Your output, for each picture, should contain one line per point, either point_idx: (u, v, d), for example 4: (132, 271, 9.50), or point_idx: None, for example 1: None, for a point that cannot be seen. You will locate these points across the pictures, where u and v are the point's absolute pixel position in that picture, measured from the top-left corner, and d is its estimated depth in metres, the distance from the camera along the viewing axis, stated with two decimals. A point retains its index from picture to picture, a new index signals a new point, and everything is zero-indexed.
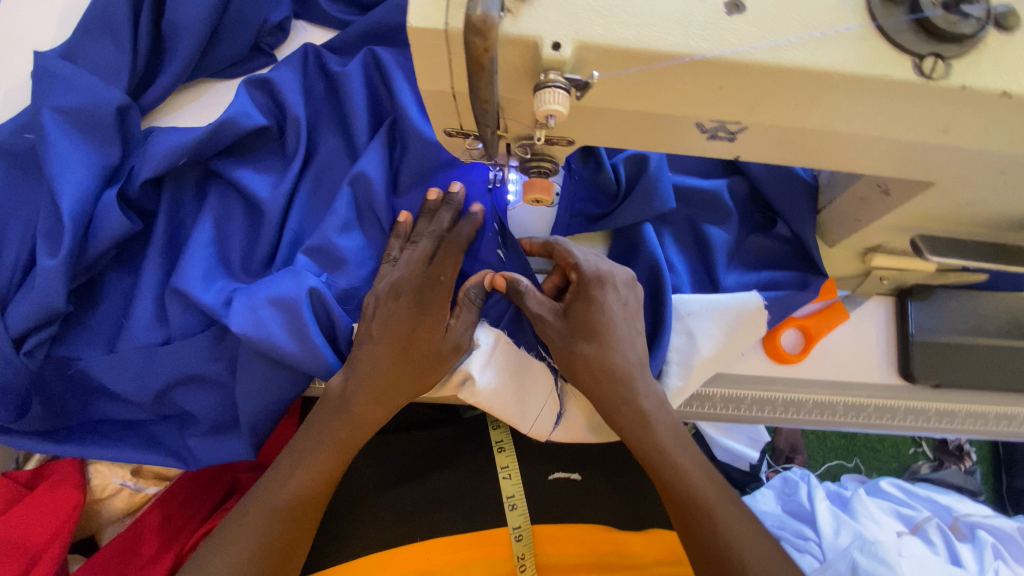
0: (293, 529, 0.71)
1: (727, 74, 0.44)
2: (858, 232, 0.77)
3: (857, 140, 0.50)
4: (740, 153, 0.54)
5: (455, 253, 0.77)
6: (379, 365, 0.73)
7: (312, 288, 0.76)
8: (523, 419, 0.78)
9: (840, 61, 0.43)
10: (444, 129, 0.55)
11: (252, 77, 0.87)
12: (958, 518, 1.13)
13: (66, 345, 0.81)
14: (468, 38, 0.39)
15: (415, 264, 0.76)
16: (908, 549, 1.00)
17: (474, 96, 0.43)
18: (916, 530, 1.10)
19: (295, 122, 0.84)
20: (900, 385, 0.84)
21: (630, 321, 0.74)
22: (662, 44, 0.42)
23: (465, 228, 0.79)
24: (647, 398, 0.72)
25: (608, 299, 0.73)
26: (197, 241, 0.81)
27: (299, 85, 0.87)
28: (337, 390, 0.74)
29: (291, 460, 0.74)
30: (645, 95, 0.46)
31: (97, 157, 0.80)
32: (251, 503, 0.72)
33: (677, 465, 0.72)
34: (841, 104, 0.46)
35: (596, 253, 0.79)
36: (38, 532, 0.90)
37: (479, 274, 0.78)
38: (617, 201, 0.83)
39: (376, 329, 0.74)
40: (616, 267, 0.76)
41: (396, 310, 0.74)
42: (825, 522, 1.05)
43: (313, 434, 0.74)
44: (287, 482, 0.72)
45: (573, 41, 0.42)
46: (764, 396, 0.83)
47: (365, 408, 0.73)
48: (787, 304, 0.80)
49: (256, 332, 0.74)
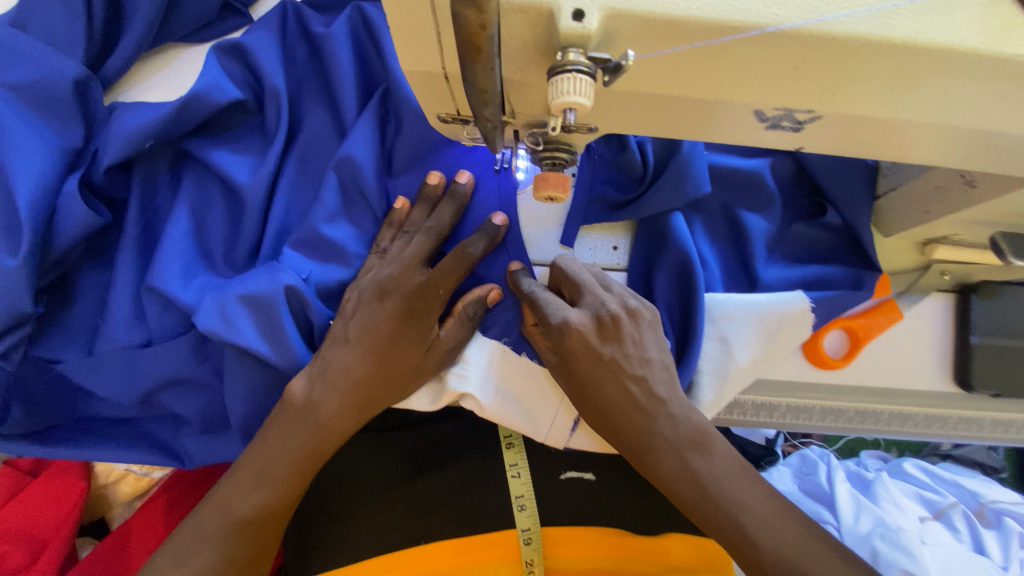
0: (252, 543, 0.65)
1: (807, 51, 0.33)
2: (923, 224, 0.66)
3: (958, 136, 0.40)
4: (803, 146, 0.44)
5: (463, 267, 0.67)
6: (351, 375, 0.66)
7: (290, 286, 0.68)
8: (535, 428, 0.72)
9: (958, 34, 0.33)
10: (437, 114, 0.45)
11: (222, 42, 0.76)
12: (985, 504, 1.02)
13: (42, 345, 0.75)
14: (458, 9, 0.28)
15: (409, 263, 0.68)
16: (931, 537, 0.91)
17: (470, 86, 0.33)
18: (940, 516, 0.99)
19: (275, 96, 0.74)
20: (954, 393, 0.76)
21: (620, 377, 0.63)
22: (720, 12, 0.32)
23: (480, 244, 0.68)
24: (671, 434, 0.63)
25: (589, 367, 0.63)
26: (171, 233, 0.73)
27: (276, 50, 0.76)
28: (299, 397, 0.67)
29: (251, 472, 0.66)
30: (693, 77, 0.35)
31: (57, 139, 0.71)
32: (206, 514, 0.65)
33: (699, 472, 0.62)
34: (948, 89, 0.35)
35: (573, 285, 0.66)
36: (42, 520, 0.87)
37: (486, 287, 0.71)
38: (643, 186, 0.73)
39: (351, 332, 0.67)
40: (582, 317, 0.64)
41: (378, 314, 0.67)
42: (844, 504, 0.95)
43: (272, 443, 0.66)
44: (251, 494, 0.65)
45: (601, 8, 0.32)
46: (800, 404, 0.76)
47: (331, 419, 0.67)
48: (837, 305, 0.71)
49: (223, 332, 0.67)
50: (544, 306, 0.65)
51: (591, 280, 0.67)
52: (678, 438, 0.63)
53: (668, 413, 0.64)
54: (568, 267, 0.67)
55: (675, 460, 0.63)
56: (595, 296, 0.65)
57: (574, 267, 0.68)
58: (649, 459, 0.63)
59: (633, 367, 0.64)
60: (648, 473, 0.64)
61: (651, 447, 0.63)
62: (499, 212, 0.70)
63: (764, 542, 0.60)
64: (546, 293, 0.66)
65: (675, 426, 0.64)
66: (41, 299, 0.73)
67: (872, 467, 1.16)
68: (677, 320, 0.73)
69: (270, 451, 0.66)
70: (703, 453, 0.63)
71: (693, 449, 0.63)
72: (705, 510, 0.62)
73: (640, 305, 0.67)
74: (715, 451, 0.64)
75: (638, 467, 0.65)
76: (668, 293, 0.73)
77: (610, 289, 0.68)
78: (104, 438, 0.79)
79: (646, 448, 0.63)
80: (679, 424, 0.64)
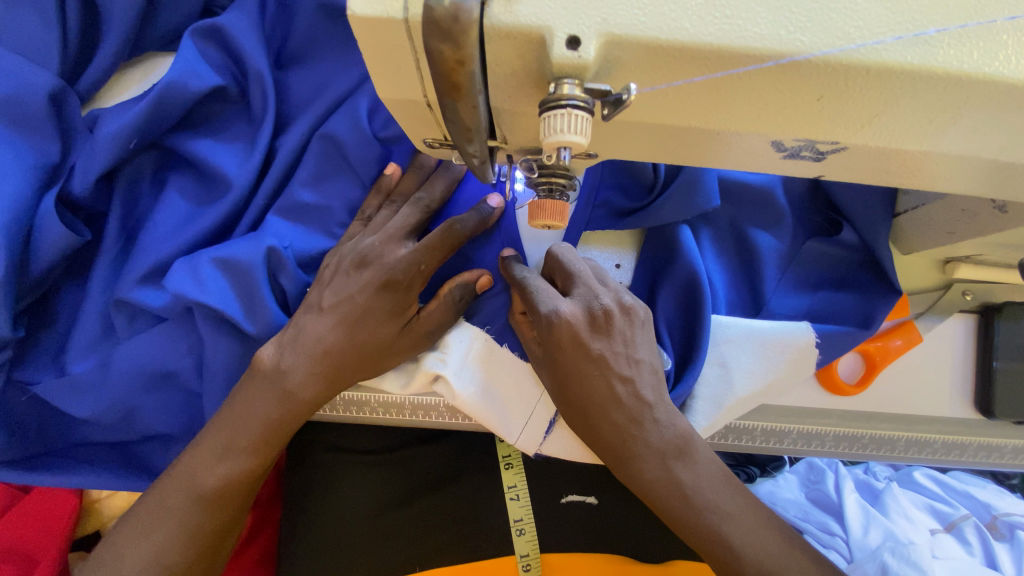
0: (219, 515, 0.62)
1: (833, 81, 0.29)
2: (946, 244, 0.62)
3: (998, 167, 0.36)
4: (822, 174, 0.39)
5: (450, 241, 0.62)
6: (322, 344, 0.62)
7: (270, 248, 0.66)
8: (509, 427, 0.68)
9: (1005, 62, 0.29)
10: (424, 140, 0.41)
11: (195, 25, 0.72)
12: (997, 516, 0.96)
13: (24, 369, 0.71)
14: (431, 44, 0.26)
15: (393, 231, 0.64)
16: (942, 551, 0.87)
17: (452, 122, 0.30)
18: (951, 528, 0.95)
19: (258, 78, 0.71)
20: (974, 418, 0.72)
21: (608, 376, 0.59)
22: (733, 38, 0.28)
23: (471, 220, 0.63)
24: (656, 441, 0.59)
25: (576, 363, 0.58)
26: (153, 237, 0.71)
27: (257, 36, 0.72)
28: (268, 364, 0.63)
29: (216, 440, 0.62)
30: (702, 108, 0.31)
31: (33, 154, 0.68)
32: (171, 484, 0.62)
33: (680, 482, 0.59)
34: (990, 119, 0.31)
35: (569, 274, 0.61)
36: (37, 540, 0.82)
37: (476, 271, 0.67)
38: (653, 193, 0.69)
39: (326, 300, 0.63)
40: (573, 308, 0.59)
41: (356, 282, 0.63)
42: (853, 516, 0.91)
43: (235, 412, 0.63)
44: (215, 465, 0.61)
45: (600, 35, 0.28)
46: (813, 430, 0.70)
47: (299, 388, 0.63)
48: (848, 340, 0.67)
49: (195, 294, 0.64)
50: (536, 295, 0.60)
51: (587, 272, 0.62)
52: (662, 446, 0.59)
53: (654, 418, 0.60)
54: (564, 255, 0.63)
55: (658, 467, 0.59)
56: (588, 289, 0.60)
57: (569, 258, 0.63)
58: (629, 465, 0.60)
59: (622, 367, 0.59)
60: (629, 480, 0.61)
61: (632, 452, 0.59)
62: (496, 195, 0.67)
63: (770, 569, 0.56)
64: (538, 282, 0.61)
65: (660, 433, 0.60)
66: (21, 322, 0.70)
67: (881, 477, 1.10)
68: (680, 338, 0.69)
69: (248, 466, 0.62)
70: (686, 461, 0.60)
71: (676, 457, 0.59)
72: (688, 519, 0.59)
73: (635, 302, 0.62)
74: (721, 475, 0.60)
75: (619, 473, 0.62)
76: (671, 313, 0.69)
77: (605, 284, 0.63)
78: (90, 464, 0.75)
79: (628, 455, 0.59)
80: (664, 431, 0.60)
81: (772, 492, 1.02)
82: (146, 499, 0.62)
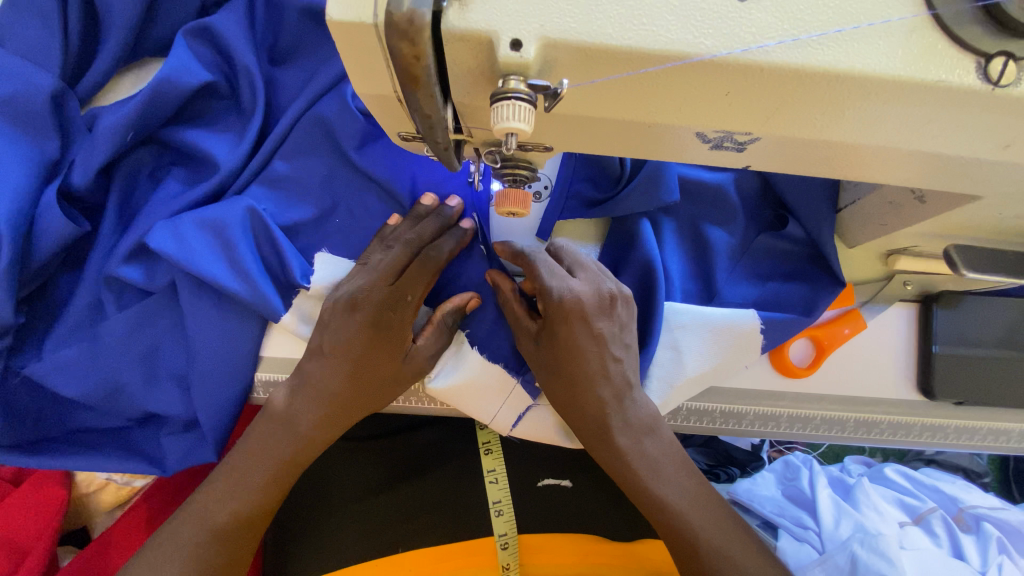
0: (229, 550, 0.65)
1: (736, 78, 0.34)
2: (882, 236, 0.69)
3: (896, 155, 0.41)
4: (750, 163, 0.45)
5: (428, 273, 0.69)
6: (330, 389, 0.67)
7: (249, 208, 0.72)
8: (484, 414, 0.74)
9: (881, 61, 0.34)
10: (397, 133, 0.46)
11: (187, 26, 0.78)
12: (963, 509, 1.02)
13: (22, 355, 0.74)
14: (394, 43, 0.31)
15: (380, 274, 0.68)
16: (910, 542, 0.91)
17: (415, 113, 0.35)
18: (919, 521, 0.99)
19: (247, 73, 0.77)
20: (918, 400, 0.77)
21: (604, 352, 0.64)
22: (649, 41, 0.33)
23: (448, 245, 0.70)
24: (633, 417, 0.65)
25: (579, 335, 0.63)
26: (148, 212, 0.75)
27: (248, 41, 0.78)
28: (280, 407, 0.69)
29: (229, 480, 0.67)
30: (632, 102, 0.37)
31: (34, 151, 0.72)
32: (185, 519, 0.66)
33: (649, 454, 0.64)
34: (875, 113, 0.37)
35: (574, 259, 0.67)
36: (27, 529, 0.84)
37: (464, 295, 0.72)
38: (620, 185, 0.74)
39: (326, 345, 0.67)
40: (582, 286, 0.64)
41: (352, 327, 0.66)
42: (825, 511, 0.95)
43: (250, 452, 0.68)
44: (229, 499, 0.66)
45: (538, 39, 0.33)
46: (768, 412, 0.76)
47: (311, 430, 0.68)
48: (790, 328, 0.72)
49: (178, 253, 0.69)
50: (544, 270, 0.64)
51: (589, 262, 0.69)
52: (634, 423, 0.65)
53: (632, 398, 0.65)
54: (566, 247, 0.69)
55: (631, 441, 0.64)
56: (593, 275, 0.66)
57: (569, 248, 0.69)
58: (605, 438, 0.64)
59: (617, 348, 0.65)
60: (604, 453, 0.65)
61: (609, 426, 0.64)
62: (455, 196, 0.73)
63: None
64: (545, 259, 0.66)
65: (636, 411, 0.65)
66: (21, 311, 0.73)
67: (853, 472, 1.14)
68: (636, 319, 0.74)
69: (256, 501, 0.67)
70: (653, 437, 0.65)
71: (645, 434, 0.65)
72: (655, 494, 0.63)
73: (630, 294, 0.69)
74: (672, 452, 0.66)
75: (593, 446, 0.66)
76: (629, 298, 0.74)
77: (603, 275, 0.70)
78: (90, 448, 0.78)
79: (606, 429, 0.64)
80: (639, 410, 0.65)
81: (749, 489, 1.08)
82: (158, 536, 0.66)
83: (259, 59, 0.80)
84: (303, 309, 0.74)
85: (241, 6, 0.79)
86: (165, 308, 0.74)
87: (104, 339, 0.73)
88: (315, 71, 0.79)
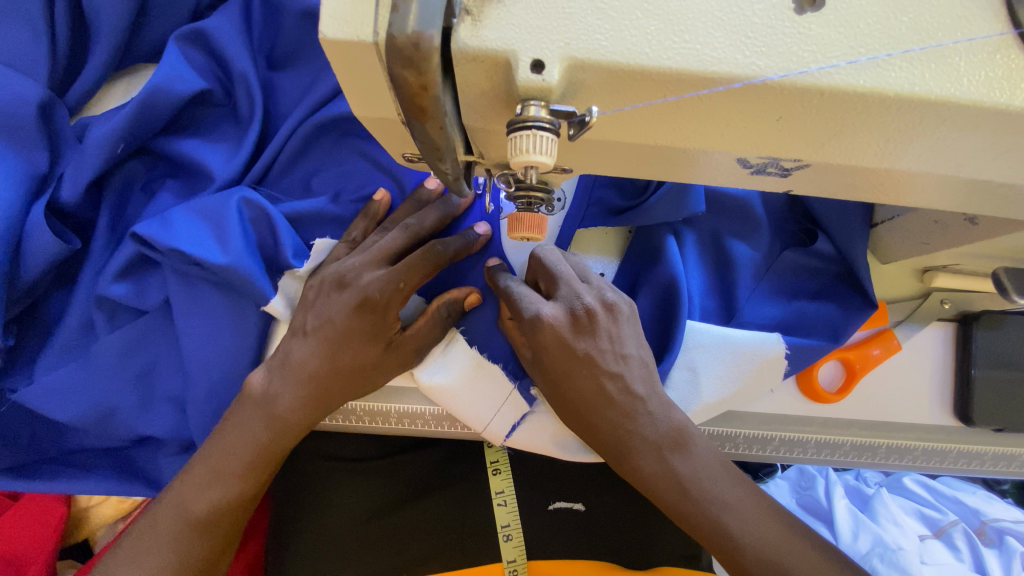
0: (214, 538, 0.61)
1: (790, 103, 0.30)
2: (922, 255, 0.64)
3: (962, 181, 0.36)
4: (792, 188, 0.40)
5: (426, 261, 0.62)
6: (306, 368, 0.63)
7: (245, 193, 0.69)
8: (478, 420, 0.69)
9: (959, 83, 0.29)
10: (403, 155, 0.42)
11: (181, 30, 0.74)
12: (985, 522, 0.94)
13: (13, 377, 0.71)
14: (396, 70, 0.27)
15: (373, 255, 0.64)
16: (930, 556, 0.87)
17: (423, 144, 0.31)
18: (940, 534, 0.93)
19: (243, 79, 0.73)
20: (954, 426, 0.73)
21: (596, 374, 0.59)
22: (691, 63, 0.29)
23: (453, 244, 0.65)
24: (650, 433, 0.59)
25: (561, 363, 0.59)
26: None
27: (244, 45, 0.74)
28: (258, 389, 0.64)
29: (206, 466, 0.62)
30: (666, 127, 0.32)
31: (21, 164, 0.69)
32: (162, 508, 0.61)
33: (677, 472, 0.58)
34: (945, 141, 0.32)
35: (546, 271, 0.62)
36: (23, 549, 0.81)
37: (465, 289, 0.68)
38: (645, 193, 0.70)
39: (309, 324, 0.64)
40: (548, 306, 0.59)
41: (336, 303, 0.63)
42: (842, 522, 0.89)
43: (224, 437, 0.63)
44: (204, 489, 0.61)
45: (563, 58, 0.29)
46: (795, 438, 0.71)
47: (289, 411, 0.63)
48: (814, 355, 0.68)
49: (162, 231, 0.66)
50: (517, 300, 0.61)
51: (569, 271, 0.63)
52: (657, 438, 0.59)
53: (647, 412, 0.60)
54: (546, 257, 0.63)
55: (654, 460, 0.59)
56: (571, 289, 0.61)
57: (548, 257, 0.63)
58: (625, 459, 0.60)
59: (610, 363, 0.60)
60: (628, 474, 0.61)
61: (627, 447, 0.59)
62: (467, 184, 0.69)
63: (746, 546, 0.56)
64: (522, 287, 0.62)
65: (655, 426, 0.59)
66: (11, 331, 0.70)
67: (872, 483, 1.04)
68: (652, 339, 0.70)
69: (237, 490, 0.61)
70: (684, 453, 0.59)
71: (673, 449, 0.59)
72: (690, 512, 0.58)
73: (618, 299, 0.63)
74: (708, 463, 0.59)
75: (617, 467, 0.62)
76: (647, 316, 0.70)
77: (588, 282, 0.64)
78: (83, 473, 0.75)
79: (625, 451, 0.59)
80: (659, 424, 0.60)
81: None
82: (139, 525, 0.62)
83: (257, 65, 0.76)
84: (290, 290, 0.70)
85: (237, 9, 0.75)
86: (161, 327, 0.71)
87: (97, 360, 0.69)
88: (315, 78, 0.75)
